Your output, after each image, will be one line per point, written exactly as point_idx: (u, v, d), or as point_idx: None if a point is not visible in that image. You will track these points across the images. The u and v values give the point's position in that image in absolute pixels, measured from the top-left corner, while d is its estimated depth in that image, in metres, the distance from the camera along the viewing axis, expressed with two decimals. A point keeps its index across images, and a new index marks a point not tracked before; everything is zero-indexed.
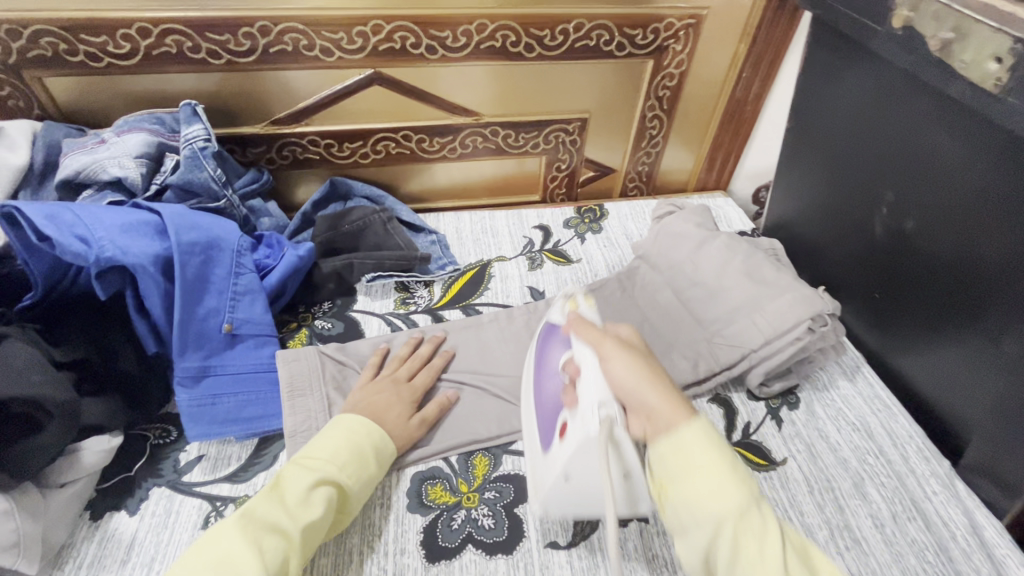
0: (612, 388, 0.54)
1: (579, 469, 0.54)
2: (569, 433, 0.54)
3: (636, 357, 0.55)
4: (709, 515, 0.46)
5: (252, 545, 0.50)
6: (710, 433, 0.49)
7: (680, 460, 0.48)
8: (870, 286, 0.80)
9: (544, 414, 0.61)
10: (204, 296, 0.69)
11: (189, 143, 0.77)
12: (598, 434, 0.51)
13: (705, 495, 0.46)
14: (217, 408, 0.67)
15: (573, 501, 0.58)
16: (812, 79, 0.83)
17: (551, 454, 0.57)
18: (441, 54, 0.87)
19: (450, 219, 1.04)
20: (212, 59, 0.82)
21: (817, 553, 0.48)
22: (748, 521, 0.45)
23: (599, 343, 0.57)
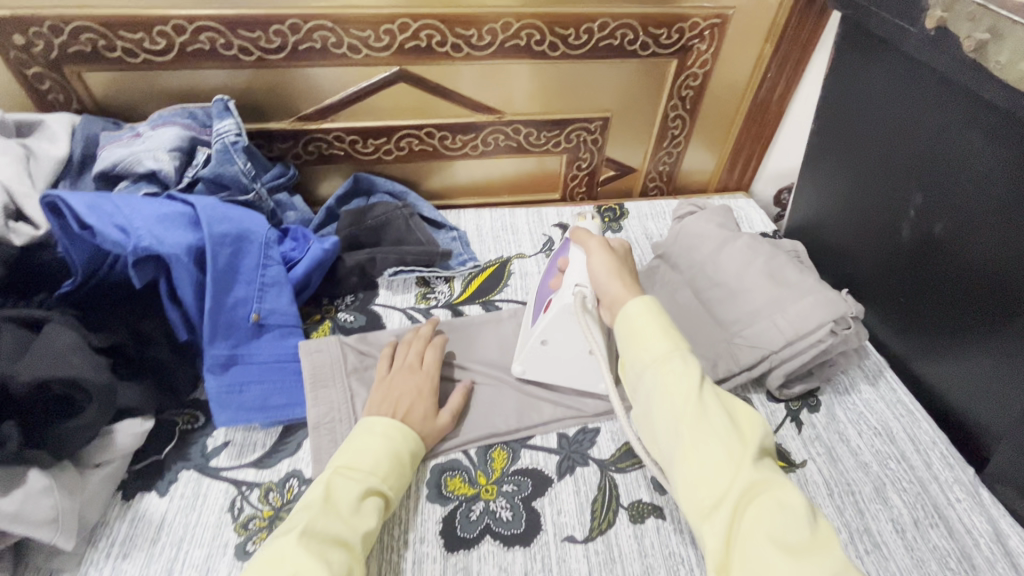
0: (591, 275, 0.66)
1: (554, 332, 0.70)
2: (552, 308, 0.69)
3: (615, 255, 0.66)
4: (643, 362, 0.53)
5: (319, 558, 0.50)
6: (654, 305, 0.57)
7: (627, 327, 0.56)
8: (895, 289, 0.79)
9: (540, 298, 0.76)
10: (233, 287, 0.71)
11: (221, 137, 0.79)
12: (571, 306, 0.66)
13: (643, 352, 0.54)
14: (244, 396, 0.69)
15: (549, 364, 0.74)
16: (839, 79, 0.82)
17: (535, 323, 0.72)
18: (465, 52, 0.88)
19: (470, 215, 1.05)
20: (243, 56, 0.84)
21: (743, 406, 0.52)
22: (671, 364, 0.52)
23: (587, 243, 0.68)
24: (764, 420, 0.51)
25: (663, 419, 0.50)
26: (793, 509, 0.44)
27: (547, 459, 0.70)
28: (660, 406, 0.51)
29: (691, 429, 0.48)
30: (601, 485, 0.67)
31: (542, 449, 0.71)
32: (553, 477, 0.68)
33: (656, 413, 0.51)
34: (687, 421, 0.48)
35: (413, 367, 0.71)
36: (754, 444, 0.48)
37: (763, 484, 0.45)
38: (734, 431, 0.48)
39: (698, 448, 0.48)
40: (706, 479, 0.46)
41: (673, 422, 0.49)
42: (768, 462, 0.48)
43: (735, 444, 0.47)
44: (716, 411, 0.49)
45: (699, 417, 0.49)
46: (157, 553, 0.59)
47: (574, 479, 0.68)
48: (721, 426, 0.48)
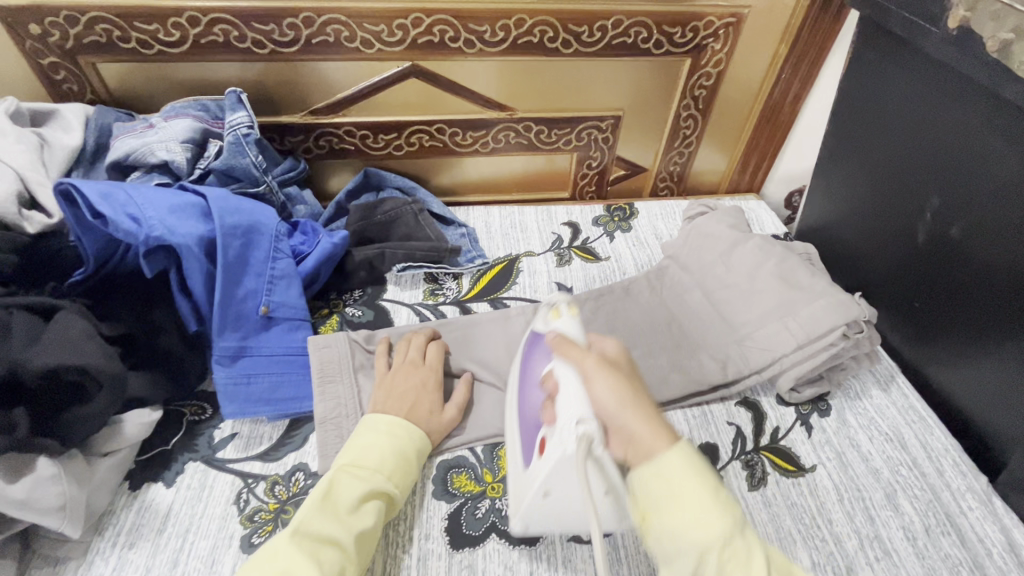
0: (593, 405, 0.52)
1: (559, 486, 0.52)
2: (548, 450, 0.52)
3: (620, 378, 0.53)
4: (692, 546, 0.43)
5: (311, 560, 0.50)
6: (692, 459, 0.47)
7: (664, 490, 0.46)
8: (909, 293, 0.78)
9: (526, 428, 0.60)
10: (243, 279, 0.71)
11: (233, 129, 0.79)
12: (575, 453, 0.49)
13: (690, 531, 0.44)
14: (252, 387, 0.69)
15: (550, 518, 0.56)
16: (856, 79, 0.81)
17: (529, 468, 0.55)
18: (478, 47, 0.88)
19: (479, 213, 1.04)
20: (256, 49, 0.84)
21: (794, 571, 0.46)
22: (730, 549, 0.43)
23: (582, 361, 0.55)
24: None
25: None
26: None
27: None
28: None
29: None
30: None
31: None
32: None
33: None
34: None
35: (419, 363, 0.71)
36: None
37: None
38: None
39: None
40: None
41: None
42: None
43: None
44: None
45: None
46: (163, 544, 0.59)
47: None
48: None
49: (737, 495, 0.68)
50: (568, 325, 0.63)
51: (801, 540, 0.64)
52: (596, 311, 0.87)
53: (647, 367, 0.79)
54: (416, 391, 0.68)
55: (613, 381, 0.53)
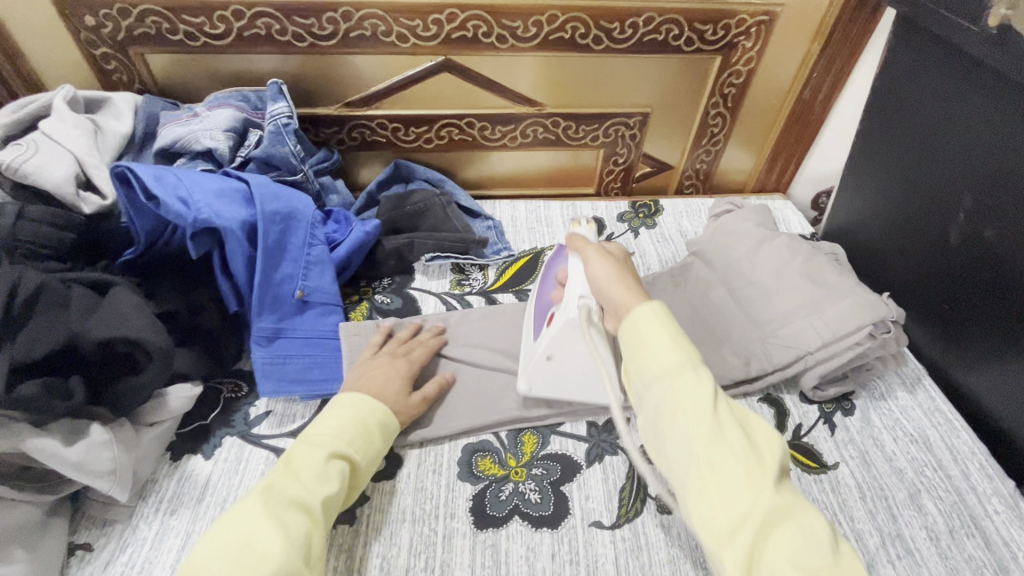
0: (592, 283, 0.63)
1: (562, 349, 0.66)
2: (556, 319, 0.65)
3: (619, 264, 0.64)
4: (654, 376, 0.51)
5: (277, 524, 0.51)
6: (662, 312, 0.54)
7: (636, 336, 0.53)
8: (939, 295, 0.77)
9: (540, 310, 0.72)
10: (281, 263, 0.73)
11: (274, 119, 0.82)
12: (577, 318, 0.63)
13: (651, 362, 0.51)
14: (287, 367, 0.72)
15: (557, 383, 0.69)
16: (891, 79, 0.80)
17: (539, 337, 0.68)
18: (510, 43, 0.89)
19: (506, 206, 1.06)
20: (296, 42, 0.86)
21: (757, 421, 0.50)
22: (684, 378, 0.50)
23: (586, 251, 0.66)
24: (780, 439, 0.49)
25: (676, 439, 0.48)
26: (813, 535, 0.43)
27: (577, 446, 0.71)
28: (674, 424, 0.48)
29: (707, 450, 0.46)
30: (629, 474, 0.68)
31: (572, 436, 0.72)
32: (582, 463, 0.69)
33: (667, 431, 0.49)
34: (703, 441, 0.47)
35: (404, 355, 0.72)
36: (771, 464, 0.46)
37: (785, 505, 0.44)
38: (751, 453, 0.47)
39: (716, 469, 0.46)
40: (725, 503, 0.44)
41: (687, 442, 0.47)
42: (786, 486, 0.46)
43: (752, 464, 0.46)
44: (733, 430, 0.47)
45: (717, 438, 0.47)
46: (202, 512, 0.62)
47: (603, 467, 0.68)
48: (737, 445, 0.46)
49: None
50: (585, 230, 0.74)
51: None
52: None
53: None
54: (393, 378, 0.69)
55: (611, 266, 0.63)
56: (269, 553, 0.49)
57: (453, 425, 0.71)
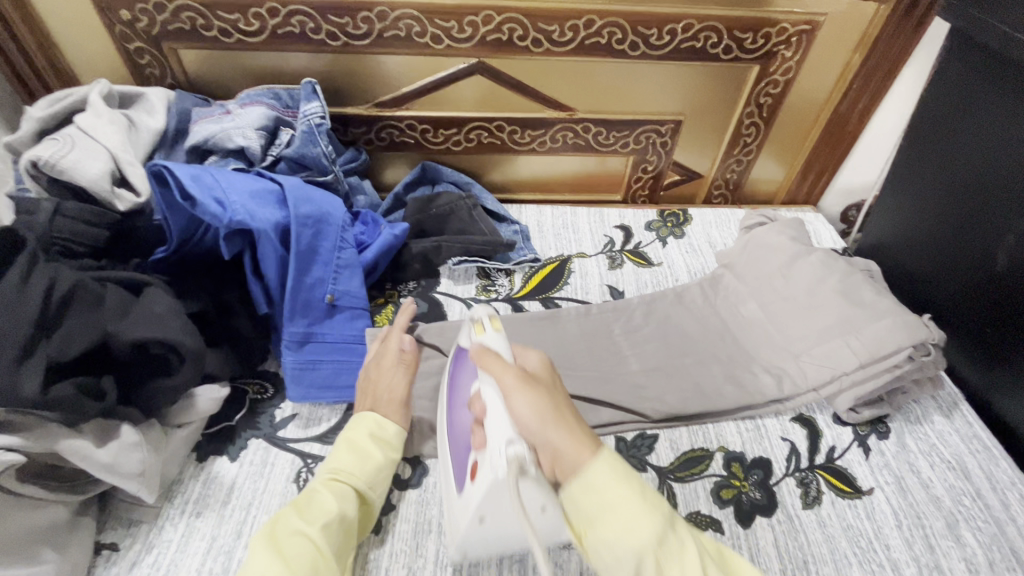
0: (518, 427, 0.50)
1: (493, 508, 0.53)
2: (481, 476, 0.51)
3: (541, 392, 0.51)
4: (631, 557, 0.42)
5: (275, 557, 0.50)
6: (618, 463, 0.46)
7: (591, 500, 0.44)
8: (982, 319, 0.75)
9: (457, 452, 0.59)
10: (312, 267, 0.72)
11: (306, 119, 0.80)
12: (507, 473, 0.48)
13: (623, 534, 0.43)
14: (316, 373, 0.71)
15: (490, 541, 0.56)
16: (938, 95, 0.78)
17: (465, 494, 0.54)
18: (545, 47, 0.88)
19: (532, 211, 1.05)
20: (329, 40, 0.85)
21: (732, 561, 0.47)
22: (666, 548, 0.43)
23: (500, 377, 0.53)
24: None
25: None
26: None
27: None
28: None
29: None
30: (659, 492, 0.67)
31: None
32: None
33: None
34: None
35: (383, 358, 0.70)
36: None
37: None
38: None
39: None
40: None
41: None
42: None
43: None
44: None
45: None
46: (227, 515, 0.62)
47: None
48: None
49: (790, 511, 0.66)
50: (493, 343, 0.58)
51: (858, 563, 0.63)
52: (649, 317, 0.86)
53: (700, 377, 0.79)
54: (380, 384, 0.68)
55: (535, 398, 0.51)
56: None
57: None
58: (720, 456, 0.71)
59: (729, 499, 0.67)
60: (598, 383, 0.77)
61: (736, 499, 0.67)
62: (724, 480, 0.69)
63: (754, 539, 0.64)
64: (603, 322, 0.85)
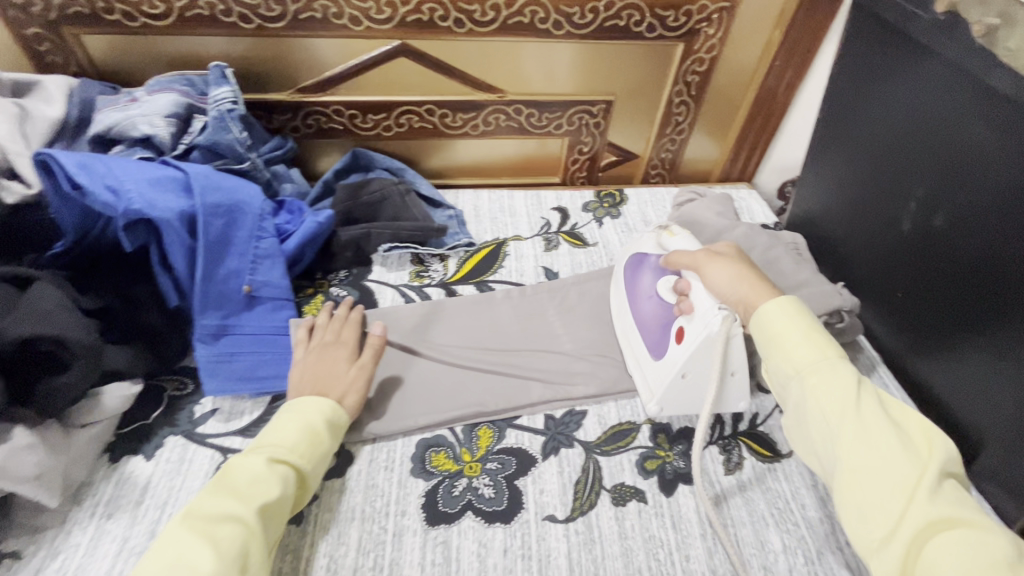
0: (718, 292, 0.63)
1: (696, 366, 0.65)
2: (689, 336, 0.65)
3: (735, 262, 0.64)
4: (793, 376, 0.54)
5: (203, 539, 0.49)
6: (796, 308, 0.57)
7: (772, 335, 0.56)
8: (893, 284, 0.78)
9: (649, 331, 0.72)
10: (226, 258, 0.71)
11: (218, 104, 0.78)
12: (718, 329, 0.62)
13: (792, 360, 0.54)
14: (234, 365, 0.69)
15: (687, 399, 0.68)
16: (845, 68, 0.80)
17: (667, 356, 0.68)
18: (468, 27, 0.87)
19: (468, 196, 1.04)
20: (242, 23, 0.83)
21: (917, 420, 0.51)
22: (828, 376, 0.52)
23: (695, 259, 0.67)
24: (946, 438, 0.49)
25: (824, 430, 0.51)
26: (992, 545, 0.42)
27: (532, 439, 0.70)
28: (818, 419, 0.51)
29: (852, 449, 0.48)
30: (585, 466, 0.67)
31: (529, 429, 0.71)
32: (537, 457, 0.68)
33: (811, 424, 0.52)
34: (849, 441, 0.49)
35: (338, 341, 0.70)
36: (933, 463, 0.47)
37: (948, 513, 0.44)
38: (908, 453, 0.47)
39: (866, 469, 0.47)
40: (876, 504, 0.46)
41: (833, 436, 0.50)
42: (952, 493, 0.46)
43: (909, 469, 0.46)
44: (884, 429, 0.49)
45: (869, 434, 0.49)
46: (141, 515, 0.60)
47: (558, 460, 0.68)
48: (888, 443, 0.48)
49: (713, 478, 0.68)
50: (681, 241, 0.73)
51: (775, 524, 0.64)
52: (582, 297, 0.87)
53: None
54: (333, 367, 0.67)
55: (731, 267, 0.63)
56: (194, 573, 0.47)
57: (408, 420, 0.70)
58: (647, 428, 0.72)
59: (654, 469, 0.68)
60: (528, 364, 0.77)
61: (660, 469, 0.68)
62: (650, 451, 0.69)
63: (677, 506, 0.65)
64: (536, 303, 0.85)
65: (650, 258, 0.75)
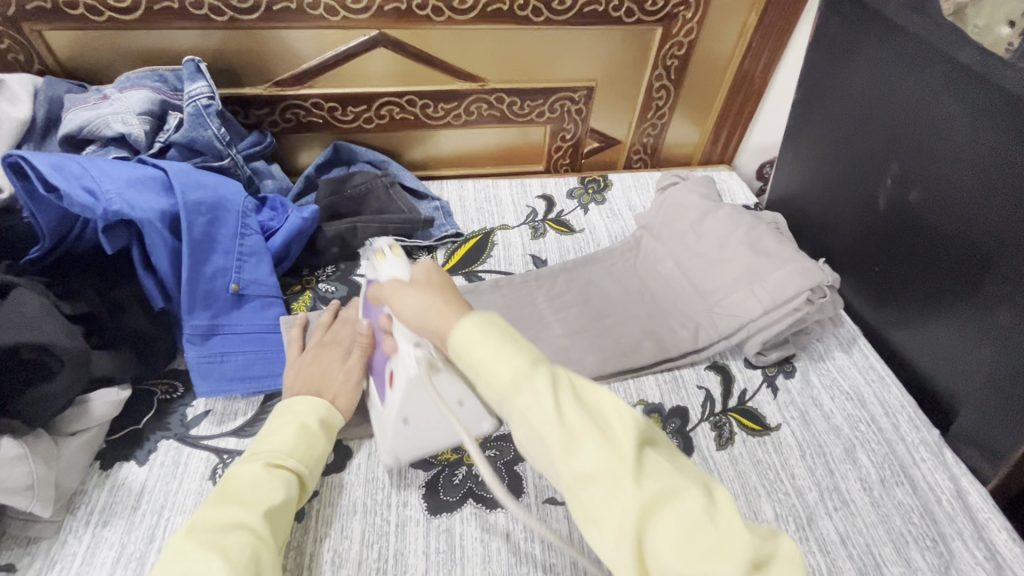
0: (411, 325, 0.55)
1: (414, 408, 0.59)
2: (397, 379, 0.58)
3: (426, 287, 0.54)
4: (498, 399, 0.45)
5: (215, 550, 0.47)
6: (483, 325, 0.47)
7: (467, 361, 0.46)
8: (871, 258, 0.80)
9: (378, 370, 0.64)
10: (211, 256, 0.69)
11: (193, 100, 0.76)
12: (417, 369, 0.55)
13: (488, 385, 0.45)
14: (225, 365, 0.69)
15: (419, 441, 0.63)
16: (820, 48, 0.82)
17: (387, 401, 0.61)
18: (447, 15, 0.86)
19: (453, 187, 1.04)
20: (214, 16, 0.81)
21: (612, 399, 0.44)
22: (522, 391, 0.43)
23: (387, 291, 0.58)
24: (637, 411, 0.43)
25: (541, 453, 0.43)
26: (692, 516, 0.38)
27: None
28: (532, 440, 0.43)
29: (567, 464, 0.41)
30: None
31: None
32: None
33: (532, 446, 0.44)
34: (562, 457, 0.41)
35: (335, 343, 0.69)
36: (630, 449, 0.41)
37: (659, 493, 0.39)
38: (608, 445, 0.41)
39: (584, 478, 0.41)
40: (603, 513, 0.40)
41: (548, 457, 0.43)
42: (655, 468, 0.41)
43: (615, 462, 0.41)
44: (584, 427, 0.42)
45: (571, 444, 0.41)
46: (138, 521, 0.59)
47: None
48: (592, 447, 0.41)
49: (705, 454, 0.70)
50: (389, 265, 0.61)
51: (765, 494, 0.67)
52: (571, 283, 0.87)
53: (620, 336, 0.81)
54: (329, 370, 0.66)
55: (421, 295, 0.53)
56: None
57: None
58: (640, 409, 0.74)
59: None
60: None
61: None
62: None
63: None
64: (526, 291, 0.86)
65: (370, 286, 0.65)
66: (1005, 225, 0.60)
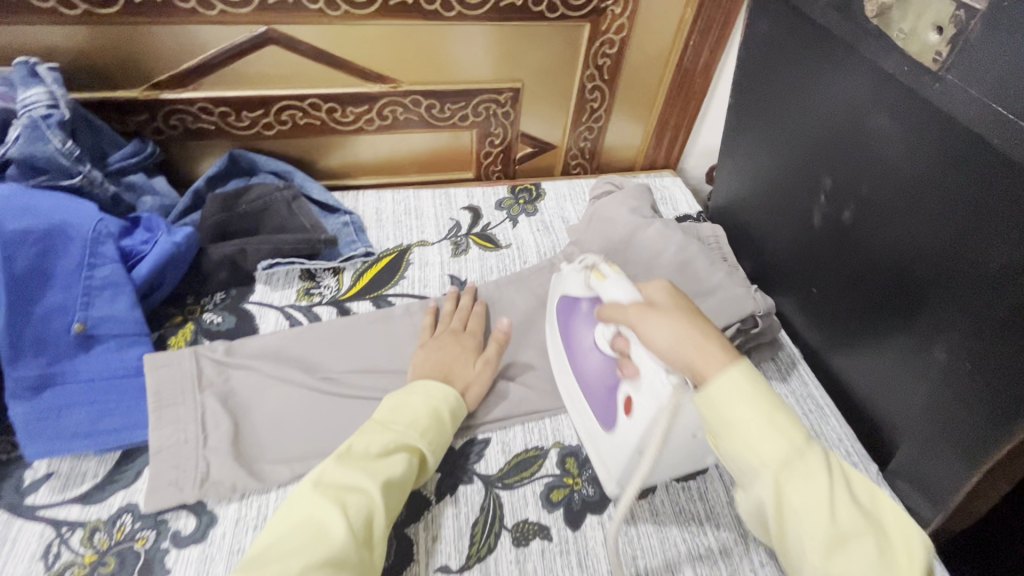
0: (663, 353, 0.51)
1: (658, 447, 0.52)
2: (637, 406, 0.53)
3: (673, 314, 0.53)
4: (754, 467, 0.44)
5: (335, 506, 0.49)
6: (749, 380, 0.46)
7: (722, 420, 0.46)
8: (808, 278, 0.74)
9: (598, 394, 0.62)
10: (46, 293, 0.61)
11: (28, 109, 0.65)
12: (666, 398, 0.49)
13: (744, 450, 0.44)
14: (63, 421, 0.59)
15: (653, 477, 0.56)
16: (752, 48, 0.75)
17: (618, 429, 0.56)
18: (343, 9, 0.76)
19: (370, 198, 0.95)
20: (65, 9, 0.70)
21: (882, 499, 0.44)
22: (793, 469, 0.43)
23: (626, 314, 0.55)
24: (914, 522, 0.43)
25: (791, 538, 0.43)
26: None
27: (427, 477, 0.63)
28: (783, 521, 0.43)
29: (828, 561, 0.41)
30: (484, 505, 0.61)
31: None
32: (431, 498, 0.61)
33: (783, 529, 0.43)
34: (823, 551, 0.41)
35: (463, 330, 0.72)
36: (911, 567, 0.40)
37: None
38: (884, 559, 0.40)
39: None
40: None
41: (801, 545, 0.42)
42: None
43: (888, 573, 0.40)
44: (862, 533, 0.41)
45: (838, 544, 0.41)
46: None
47: (455, 500, 0.61)
48: (866, 556, 0.40)
49: None
50: (612, 285, 0.59)
51: (687, 552, 0.59)
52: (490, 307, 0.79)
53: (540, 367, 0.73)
54: (457, 356, 0.68)
55: (670, 325, 0.51)
56: (326, 537, 0.47)
57: (284, 468, 0.61)
58: (555, 453, 0.66)
59: (559, 500, 0.62)
60: None
61: (566, 500, 0.62)
62: (555, 480, 0.64)
63: (584, 541, 0.59)
64: None
65: (582, 304, 0.66)
66: (939, 256, 0.53)
